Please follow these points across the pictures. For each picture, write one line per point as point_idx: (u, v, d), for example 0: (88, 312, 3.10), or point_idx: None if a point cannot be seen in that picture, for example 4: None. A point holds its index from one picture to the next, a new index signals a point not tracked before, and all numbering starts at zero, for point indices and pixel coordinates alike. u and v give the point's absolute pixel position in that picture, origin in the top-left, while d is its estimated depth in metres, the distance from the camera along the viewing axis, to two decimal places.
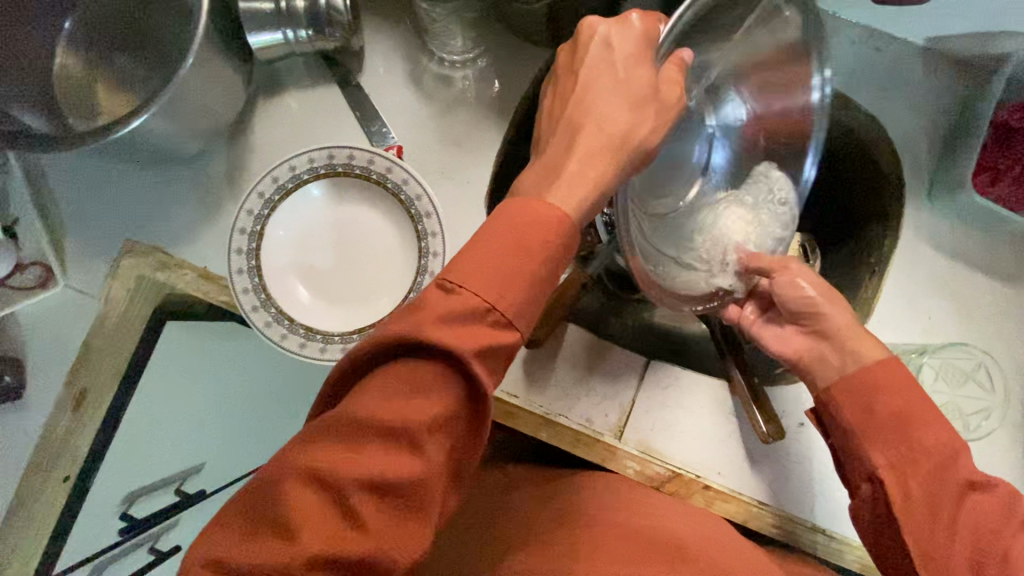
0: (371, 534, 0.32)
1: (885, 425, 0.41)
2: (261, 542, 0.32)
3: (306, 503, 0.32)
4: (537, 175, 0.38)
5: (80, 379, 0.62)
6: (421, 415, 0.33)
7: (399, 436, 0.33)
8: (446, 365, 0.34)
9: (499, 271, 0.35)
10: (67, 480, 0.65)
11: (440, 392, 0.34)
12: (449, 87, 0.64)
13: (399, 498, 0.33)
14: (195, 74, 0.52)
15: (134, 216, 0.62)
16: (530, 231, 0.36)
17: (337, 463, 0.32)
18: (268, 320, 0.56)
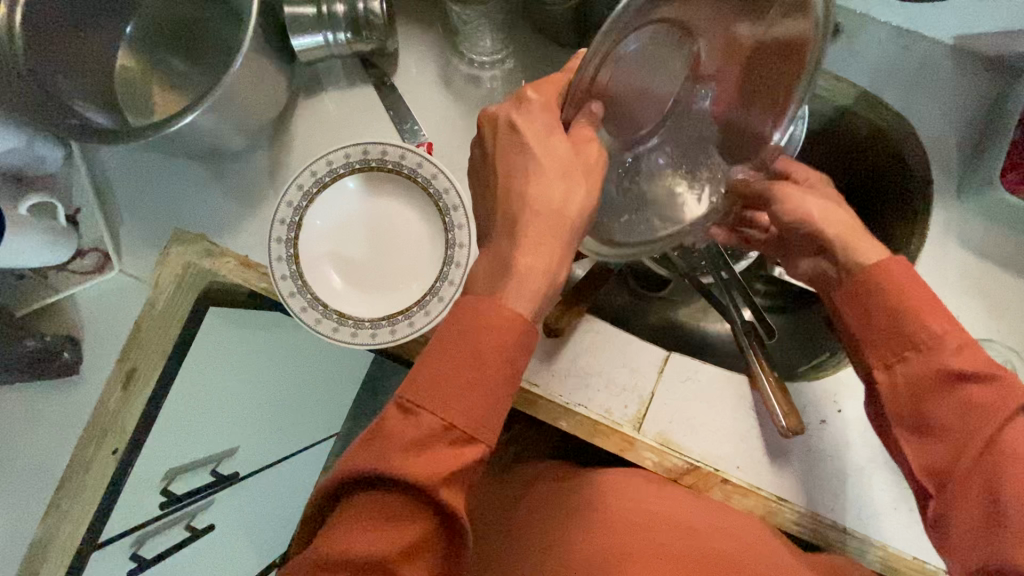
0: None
1: (880, 329, 0.42)
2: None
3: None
4: (495, 252, 0.41)
5: (132, 357, 0.67)
6: (390, 552, 0.35)
7: (370, 572, 0.35)
8: (410, 495, 0.36)
9: (458, 389, 0.37)
10: (116, 452, 0.69)
11: (410, 522, 0.36)
12: (478, 87, 0.67)
13: None
14: (244, 72, 0.56)
15: (183, 207, 0.66)
16: (486, 343, 0.37)
17: None
18: (304, 306, 0.59)
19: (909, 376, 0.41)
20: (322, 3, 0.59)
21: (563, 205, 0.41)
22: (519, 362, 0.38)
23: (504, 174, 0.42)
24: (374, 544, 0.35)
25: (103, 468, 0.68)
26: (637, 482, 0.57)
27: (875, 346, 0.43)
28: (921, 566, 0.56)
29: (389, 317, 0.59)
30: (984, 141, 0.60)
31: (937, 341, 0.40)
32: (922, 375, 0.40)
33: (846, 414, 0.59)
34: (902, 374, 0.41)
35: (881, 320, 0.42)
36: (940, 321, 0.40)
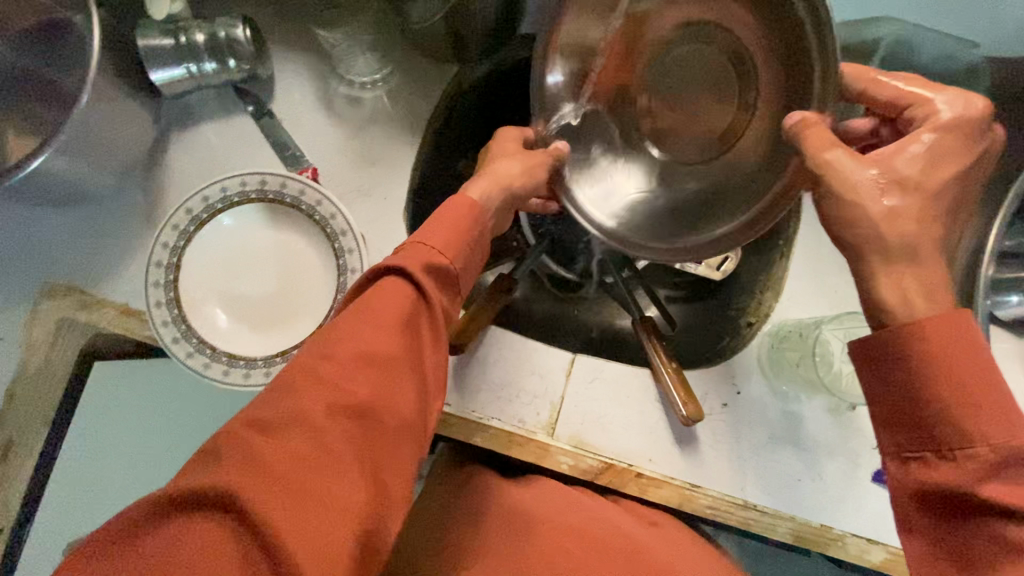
0: (362, 397, 0.36)
1: (899, 407, 0.37)
2: (267, 412, 0.34)
3: (308, 373, 0.36)
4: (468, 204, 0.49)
5: (8, 425, 0.62)
6: (396, 308, 0.39)
7: (378, 323, 0.38)
8: (410, 271, 0.41)
9: (440, 223, 0.44)
10: (2, 531, 0.64)
11: (402, 293, 0.40)
12: (361, 107, 0.65)
13: (385, 374, 0.37)
14: (95, 111, 0.53)
15: (50, 259, 0.62)
16: (451, 204, 0.45)
17: (326, 354, 0.36)
18: (189, 350, 0.56)
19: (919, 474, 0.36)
20: (181, 34, 0.57)
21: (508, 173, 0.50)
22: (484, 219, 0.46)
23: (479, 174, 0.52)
24: (382, 302, 0.39)
25: None
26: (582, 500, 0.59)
27: (893, 428, 0.38)
28: (829, 533, 0.59)
29: (283, 353, 0.57)
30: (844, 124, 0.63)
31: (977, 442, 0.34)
32: (947, 472, 0.35)
33: (745, 395, 0.61)
34: (919, 470, 0.37)
35: (908, 399, 0.37)
36: (986, 422, 0.34)
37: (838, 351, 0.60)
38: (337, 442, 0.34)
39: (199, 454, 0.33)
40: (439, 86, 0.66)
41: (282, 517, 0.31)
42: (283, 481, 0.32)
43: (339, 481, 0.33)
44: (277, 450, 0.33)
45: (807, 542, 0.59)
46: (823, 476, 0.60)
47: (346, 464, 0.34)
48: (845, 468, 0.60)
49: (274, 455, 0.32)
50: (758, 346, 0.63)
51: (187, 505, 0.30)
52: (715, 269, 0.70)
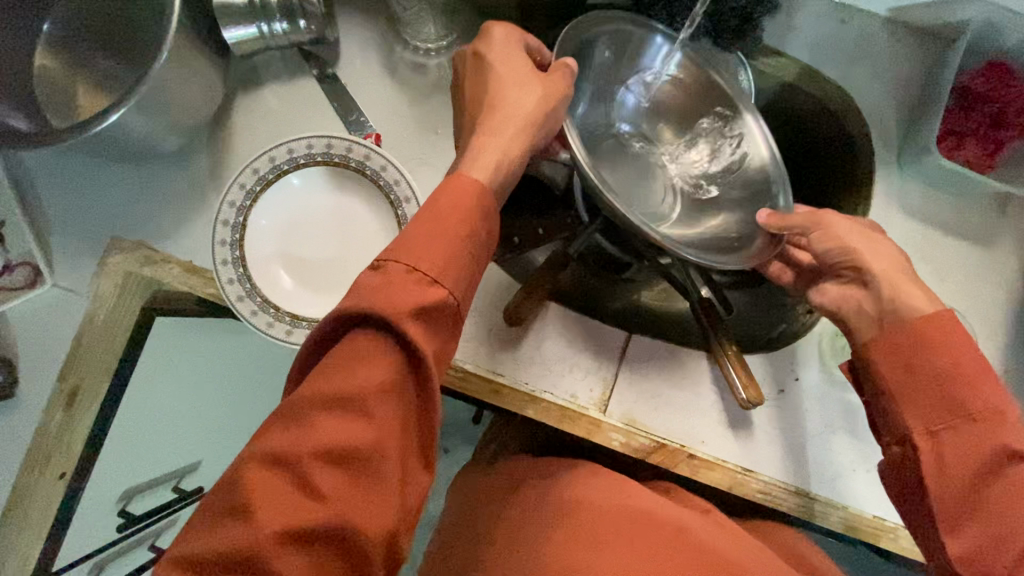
0: (327, 498, 0.34)
1: (924, 393, 0.43)
2: (222, 527, 0.33)
3: (263, 481, 0.34)
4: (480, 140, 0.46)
5: (73, 374, 0.63)
6: (364, 390, 0.36)
7: (345, 408, 0.36)
8: (385, 333, 0.37)
9: (435, 249, 0.40)
10: (63, 478, 0.64)
11: (378, 359, 0.37)
12: (425, 74, 0.65)
13: (358, 463, 0.35)
14: (172, 67, 0.53)
15: (119, 214, 0.63)
16: (449, 215, 0.41)
17: (294, 441, 0.35)
18: (253, 309, 0.57)
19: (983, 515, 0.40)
20: None
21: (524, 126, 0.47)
22: (485, 207, 0.43)
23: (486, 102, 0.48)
24: (348, 384, 0.36)
25: (48, 496, 0.64)
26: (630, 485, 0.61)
27: (920, 413, 0.43)
28: (880, 524, 0.58)
29: None
30: (920, 110, 0.61)
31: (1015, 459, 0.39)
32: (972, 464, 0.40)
33: (802, 382, 0.61)
34: (951, 456, 0.41)
35: (933, 381, 0.42)
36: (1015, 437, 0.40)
37: None
38: (298, 557, 0.34)
39: (201, 519, 0.35)
40: None
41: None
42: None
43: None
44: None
45: (859, 533, 0.58)
46: (878, 467, 0.59)
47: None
48: None
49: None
50: (817, 334, 0.62)
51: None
52: None
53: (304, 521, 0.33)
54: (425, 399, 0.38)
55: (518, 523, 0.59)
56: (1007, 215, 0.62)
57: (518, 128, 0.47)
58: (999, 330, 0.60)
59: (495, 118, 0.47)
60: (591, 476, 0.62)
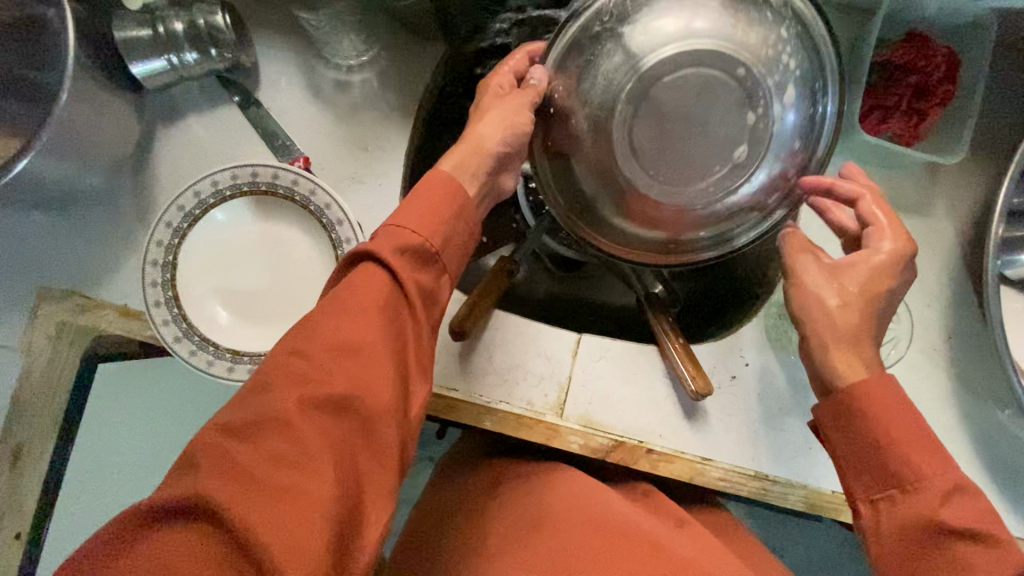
0: (340, 382, 0.37)
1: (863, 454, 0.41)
2: (249, 402, 0.36)
3: (286, 365, 0.37)
4: (454, 162, 0.47)
5: (13, 434, 0.60)
6: (368, 298, 0.40)
7: (353, 312, 0.39)
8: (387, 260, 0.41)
9: (428, 199, 0.44)
10: (20, 535, 0.63)
11: (383, 277, 0.41)
12: (349, 92, 0.63)
13: (363, 358, 0.38)
14: (76, 109, 0.52)
15: (45, 262, 0.61)
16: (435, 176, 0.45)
17: (309, 339, 0.38)
18: (191, 349, 0.55)
19: (898, 520, 0.39)
20: (157, 24, 0.55)
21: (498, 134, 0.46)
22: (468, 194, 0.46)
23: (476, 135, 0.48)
24: (357, 294, 0.40)
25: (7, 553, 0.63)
26: (600, 491, 0.62)
27: (859, 475, 0.42)
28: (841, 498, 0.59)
29: None
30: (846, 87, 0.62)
31: (927, 485, 0.39)
32: (914, 516, 0.39)
33: (753, 366, 0.61)
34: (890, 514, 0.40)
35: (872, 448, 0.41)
36: (928, 465, 0.39)
37: None
38: (319, 428, 0.36)
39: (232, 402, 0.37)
40: (429, 65, 0.64)
41: (250, 510, 0.32)
42: (258, 472, 0.34)
43: (318, 472, 0.35)
44: (256, 447, 0.34)
45: (821, 509, 0.59)
46: None
47: (322, 448, 0.36)
48: None
49: (251, 448, 0.35)
50: (766, 317, 0.62)
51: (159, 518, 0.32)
52: None
53: (324, 394, 0.36)
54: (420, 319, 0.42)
55: (495, 536, 0.60)
56: (938, 181, 0.63)
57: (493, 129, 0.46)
58: (939, 298, 0.61)
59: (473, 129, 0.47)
60: (568, 480, 0.63)
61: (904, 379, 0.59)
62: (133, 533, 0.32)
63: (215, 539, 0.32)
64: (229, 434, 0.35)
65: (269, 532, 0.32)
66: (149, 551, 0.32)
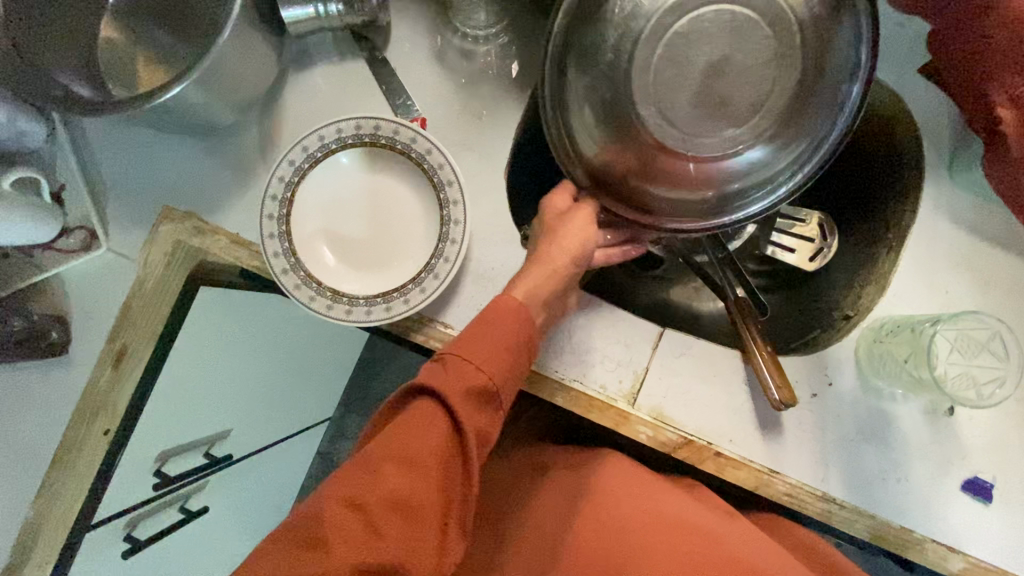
0: (389, 545, 0.39)
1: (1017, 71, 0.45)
2: (302, 560, 0.38)
3: (340, 518, 0.39)
4: (535, 278, 0.54)
5: (123, 334, 0.66)
6: (428, 450, 0.42)
7: (410, 468, 0.41)
8: (441, 406, 0.44)
9: (489, 347, 0.47)
10: (107, 434, 0.67)
11: (438, 421, 0.44)
12: (472, 62, 0.66)
13: (414, 515, 0.41)
14: (233, 45, 0.55)
15: (171, 183, 0.65)
16: (502, 325, 0.49)
17: (364, 489, 0.40)
18: (297, 283, 0.59)
19: None
20: None
21: (569, 255, 0.54)
22: (529, 330, 0.50)
23: (544, 244, 0.55)
24: (413, 442, 0.42)
25: (94, 449, 0.67)
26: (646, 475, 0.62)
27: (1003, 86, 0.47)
28: (908, 535, 0.58)
29: (385, 295, 0.59)
30: None
31: None
32: None
33: (837, 387, 0.60)
34: None
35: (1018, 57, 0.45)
36: None
37: (945, 352, 0.57)
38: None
39: (284, 545, 0.39)
40: None
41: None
42: None
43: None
44: None
45: (883, 541, 0.58)
46: (910, 478, 0.58)
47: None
48: (933, 472, 0.59)
49: None
50: (856, 338, 0.61)
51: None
52: (807, 260, 0.70)
53: (374, 562, 0.39)
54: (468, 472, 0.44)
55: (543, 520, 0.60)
56: None
57: (568, 242, 0.54)
58: None
59: (547, 251, 0.54)
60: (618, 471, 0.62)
61: (990, 421, 0.58)
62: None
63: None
64: None
65: None
66: None
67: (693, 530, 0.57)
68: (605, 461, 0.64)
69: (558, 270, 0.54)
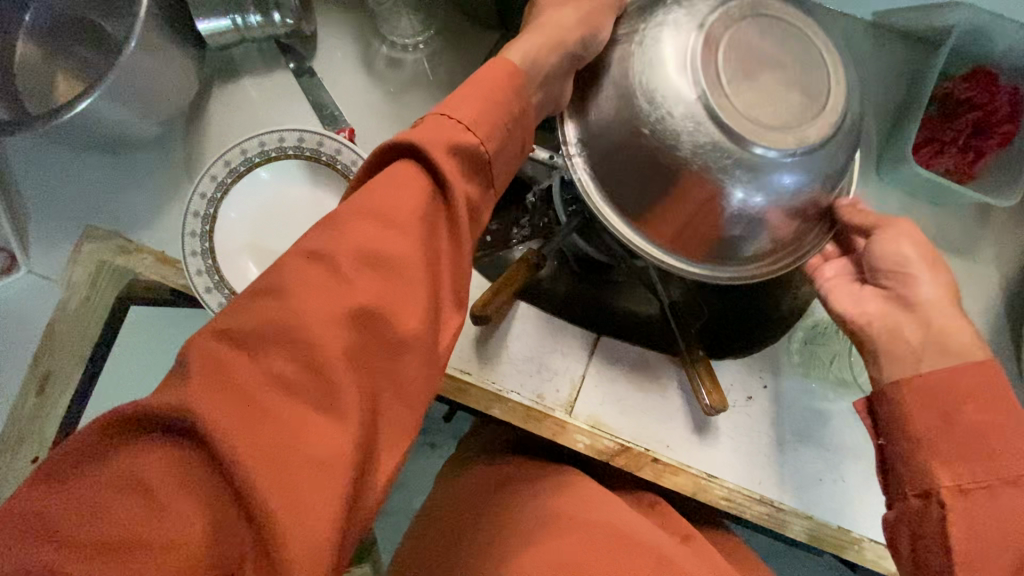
0: (364, 299, 0.35)
1: None
2: (264, 306, 0.34)
3: (305, 270, 0.35)
4: (521, 49, 0.45)
5: (46, 358, 0.63)
6: (406, 204, 0.37)
7: (386, 222, 0.36)
8: (420, 167, 0.39)
9: (479, 108, 0.41)
10: (36, 460, 0.64)
11: (415, 182, 0.38)
12: (401, 70, 0.65)
13: (392, 271, 0.36)
14: (144, 58, 0.54)
15: (95, 202, 0.63)
16: (494, 84, 0.43)
17: (333, 240, 0.36)
18: (221, 301, 0.57)
19: None
20: None
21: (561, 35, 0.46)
22: (521, 100, 0.44)
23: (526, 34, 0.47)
24: (391, 197, 0.37)
25: (21, 477, 0.64)
26: (592, 490, 0.62)
27: None
28: (846, 535, 0.58)
29: None
30: (902, 117, 0.61)
31: None
32: None
33: (772, 389, 0.60)
34: None
35: None
36: None
37: None
38: (342, 347, 0.34)
39: (241, 299, 0.34)
40: (481, 55, 0.65)
41: (247, 434, 0.31)
42: (270, 392, 0.32)
43: (335, 402, 0.33)
44: (260, 363, 0.32)
45: (822, 543, 0.58)
46: (846, 478, 0.59)
47: (343, 370, 0.33)
48: (869, 471, 0.59)
49: (258, 366, 0.32)
50: (789, 340, 0.61)
51: (141, 428, 0.31)
52: None
53: (347, 306, 0.34)
54: (455, 237, 0.40)
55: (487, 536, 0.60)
56: (984, 226, 0.61)
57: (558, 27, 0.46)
58: None
59: (538, 27, 0.47)
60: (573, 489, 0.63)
61: None
62: (130, 429, 0.30)
63: (199, 455, 0.31)
64: (237, 342, 0.33)
65: (268, 477, 0.31)
66: (135, 461, 0.30)
67: (640, 547, 0.57)
68: (560, 478, 0.64)
69: (538, 52, 0.45)
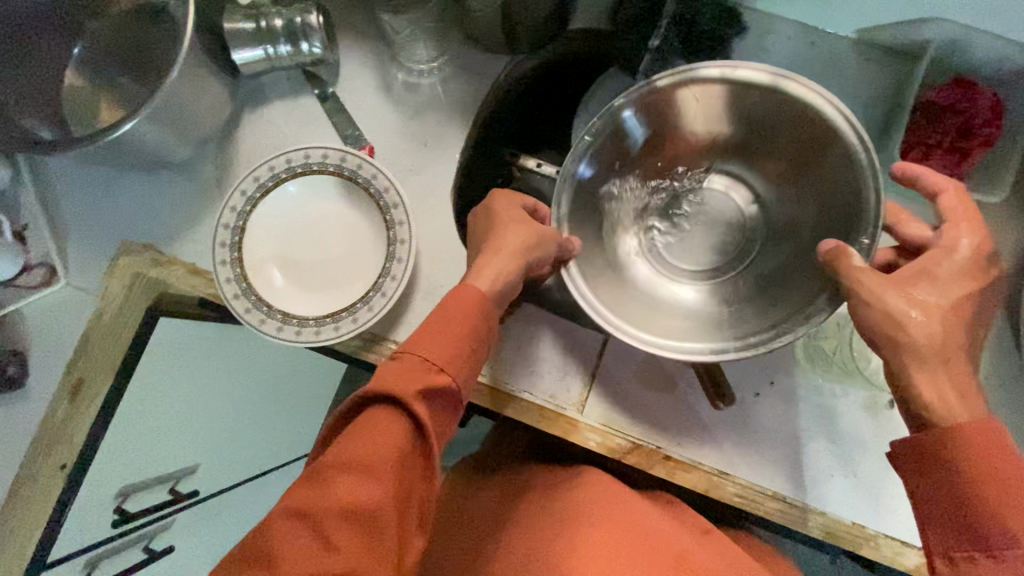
0: (344, 557, 0.37)
1: None
2: (250, 573, 0.37)
3: (287, 533, 0.38)
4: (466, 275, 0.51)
5: (80, 367, 0.67)
6: (381, 452, 0.40)
7: (366, 470, 0.40)
8: (398, 406, 0.42)
9: (445, 341, 0.46)
10: (65, 467, 0.67)
11: (390, 427, 0.41)
12: (417, 92, 0.70)
13: (368, 522, 0.38)
14: (183, 87, 0.59)
15: (130, 218, 0.68)
16: (459, 309, 0.47)
17: (313, 501, 0.39)
18: (248, 307, 0.60)
19: None
20: (261, 19, 0.63)
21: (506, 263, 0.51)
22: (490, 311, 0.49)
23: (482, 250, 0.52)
24: (369, 448, 0.40)
25: (50, 482, 0.67)
26: (626, 497, 0.62)
27: None
28: (861, 531, 0.58)
29: (333, 314, 0.61)
30: (889, 122, 0.65)
31: None
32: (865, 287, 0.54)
33: (779, 385, 0.61)
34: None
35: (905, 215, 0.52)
36: None
37: None
38: None
39: (227, 562, 0.37)
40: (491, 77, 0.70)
41: None
42: None
43: None
44: None
45: (838, 539, 0.58)
46: (857, 472, 0.59)
47: None
48: (880, 466, 0.59)
49: None
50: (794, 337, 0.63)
51: None
52: None
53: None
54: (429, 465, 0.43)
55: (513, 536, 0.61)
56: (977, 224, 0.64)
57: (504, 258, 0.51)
58: None
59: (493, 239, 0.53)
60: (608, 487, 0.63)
61: None
62: None
63: None
64: None
65: None
66: None
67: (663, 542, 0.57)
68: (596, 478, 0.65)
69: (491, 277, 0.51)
